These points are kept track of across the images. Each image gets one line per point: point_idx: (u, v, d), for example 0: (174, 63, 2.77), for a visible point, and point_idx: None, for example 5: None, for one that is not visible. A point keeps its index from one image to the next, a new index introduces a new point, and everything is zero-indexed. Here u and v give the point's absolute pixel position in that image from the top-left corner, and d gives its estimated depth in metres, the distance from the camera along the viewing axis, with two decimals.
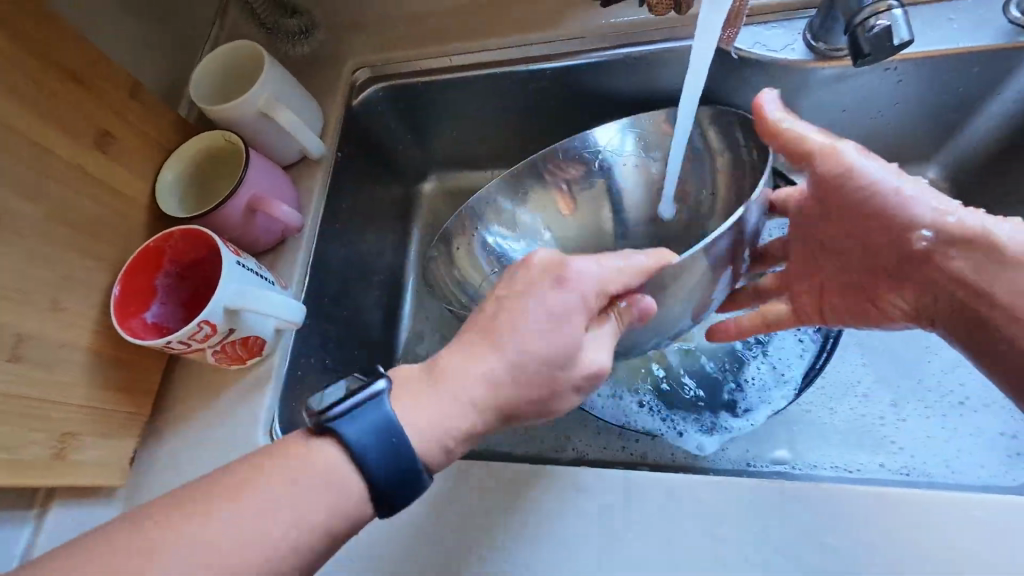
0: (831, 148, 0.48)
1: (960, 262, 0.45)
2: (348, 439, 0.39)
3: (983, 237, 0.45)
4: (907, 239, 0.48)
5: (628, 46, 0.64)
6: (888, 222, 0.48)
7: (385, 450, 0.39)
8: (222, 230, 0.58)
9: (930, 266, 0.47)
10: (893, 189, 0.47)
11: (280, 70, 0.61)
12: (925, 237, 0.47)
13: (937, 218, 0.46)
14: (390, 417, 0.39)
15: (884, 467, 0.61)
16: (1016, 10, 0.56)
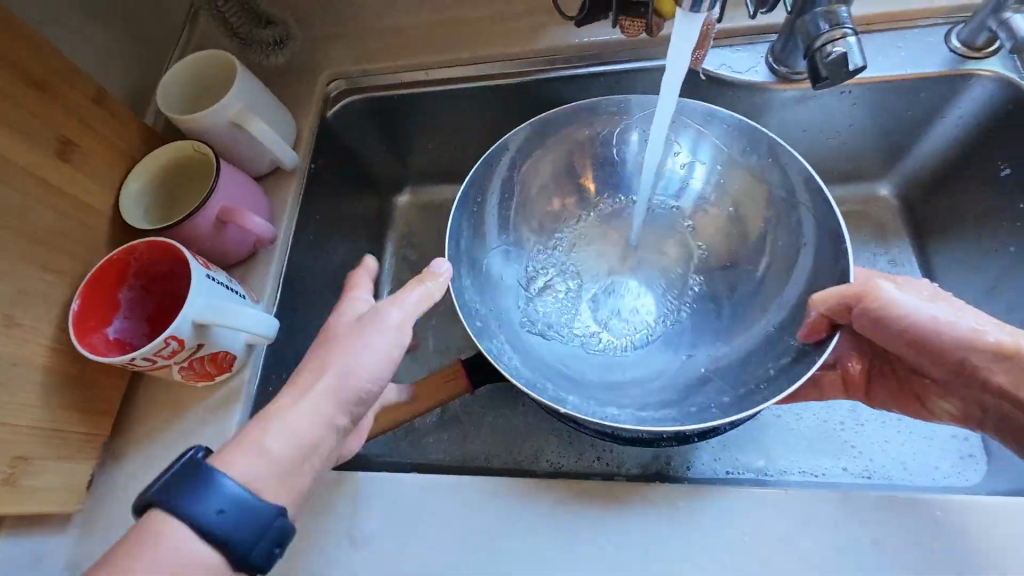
0: (867, 296, 0.48)
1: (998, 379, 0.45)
2: (191, 519, 0.35)
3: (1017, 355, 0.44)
4: (949, 358, 0.47)
5: (602, 67, 0.66)
6: (932, 345, 0.48)
7: (234, 510, 0.36)
8: (190, 243, 0.56)
9: (971, 381, 0.47)
10: (925, 316, 0.47)
11: (253, 80, 0.60)
12: (963, 357, 0.46)
13: (971, 338, 0.46)
14: (228, 479, 0.37)
15: (846, 471, 0.64)
16: (956, 40, 0.61)
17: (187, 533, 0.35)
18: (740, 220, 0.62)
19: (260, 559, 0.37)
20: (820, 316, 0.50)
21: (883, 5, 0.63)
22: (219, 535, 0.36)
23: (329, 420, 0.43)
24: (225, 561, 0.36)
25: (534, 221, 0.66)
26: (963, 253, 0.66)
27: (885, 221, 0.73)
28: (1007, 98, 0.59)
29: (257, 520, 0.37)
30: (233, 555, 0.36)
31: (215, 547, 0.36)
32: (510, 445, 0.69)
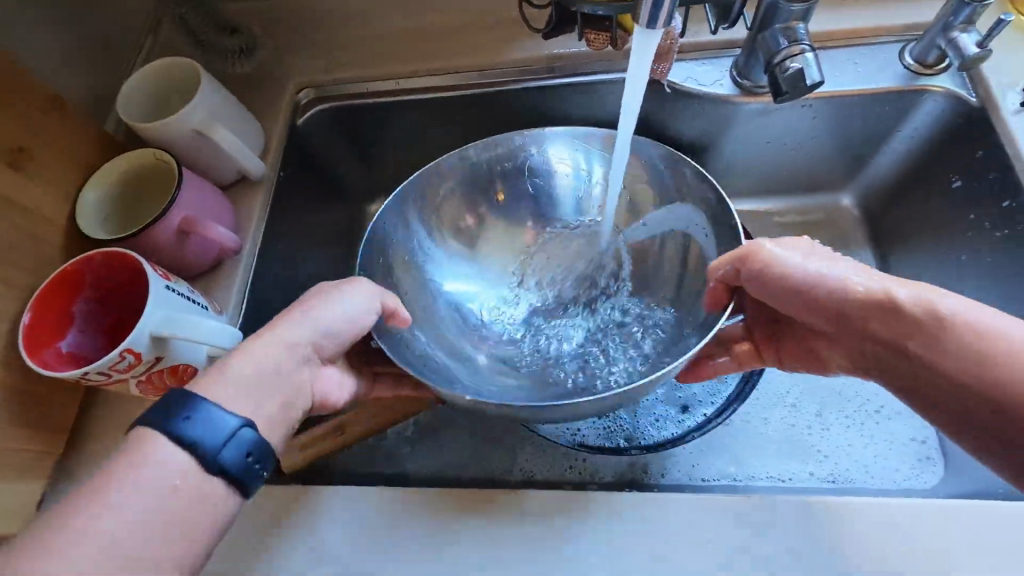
0: (751, 253, 0.48)
1: (871, 326, 0.43)
2: (166, 425, 0.38)
3: (889, 303, 0.42)
4: (827, 312, 0.45)
5: (570, 79, 0.67)
6: (817, 299, 0.45)
7: (206, 419, 0.38)
8: (150, 254, 0.55)
9: (853, 334, 0.45)
10: (807, 272, 0.46)
11: (218, 89, 0.59)
12: (839, 309, 0.44)
13: (842, 287, 0.44)
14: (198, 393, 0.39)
15: (812, 475, 0.65)
16: (909, 57, 0.63)
17: (162, 443, 0.37)
18: (635, 225, 0.67)
19: (232, 464, 0.38)
20: (717, 276, 0.52)
21: (840, 23, 0.65)
22: (191, 440, 0.38)
23: (295, 348, 0.46)
24: (196, 469, 0.37)
25: (449, 235, 0.67)
26: (917, 262, 0.68)
27: (846, 232, 0.75)
28: (956, 113, 0.62)
29: (226, 432, 0.39)
30: (205, 460, 0.38)
31: (188, 452, 0.37)
32: (484, 455, 0.69)
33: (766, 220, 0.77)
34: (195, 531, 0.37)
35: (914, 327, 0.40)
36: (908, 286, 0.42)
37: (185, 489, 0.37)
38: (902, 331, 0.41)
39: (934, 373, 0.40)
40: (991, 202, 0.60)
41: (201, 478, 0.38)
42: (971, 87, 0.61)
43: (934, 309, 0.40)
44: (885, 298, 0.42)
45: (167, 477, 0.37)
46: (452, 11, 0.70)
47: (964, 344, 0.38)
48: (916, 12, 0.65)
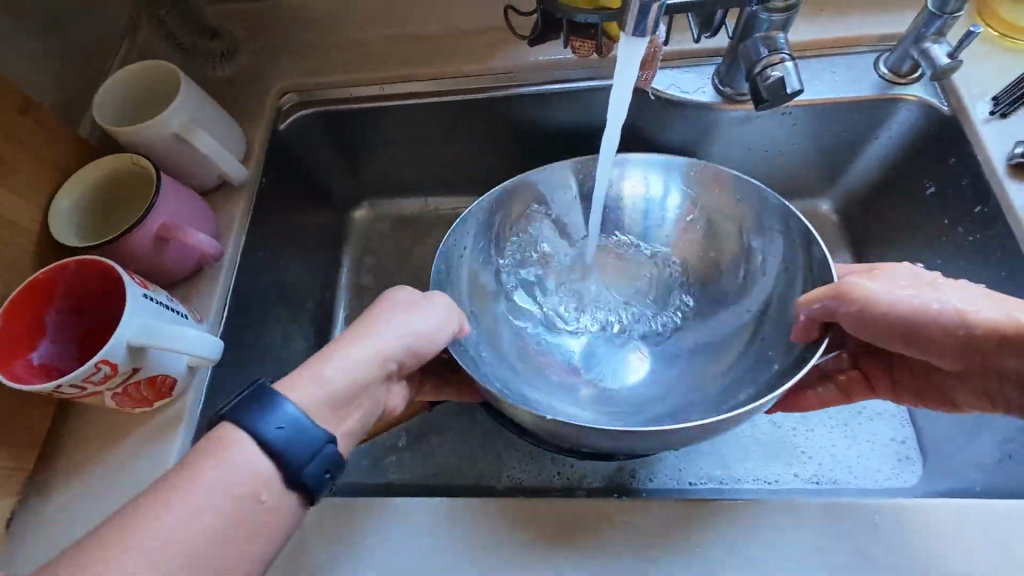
0: (842, 293, 0.48)
1: (1016, 355, 0.44)
2: (261, 430, 0.37)
3: (1022, 329, 0.43)
4: (951, 345, 0.46)
5: (558, 85, 0.67)
6: (920, 332, 0.46)
7: (297, 430, 0.37)
8: (127, 261, 0.53)
9: (987, 362, 0.46)
10: (906, 303, 0.46)
11: (198, 93, 0.58)
12: (966, 341, 0.45)
13: (959, 321, 0.45)
14: (290, 402, 0.38)
15: (797, 477, 0.66)
16: (883, 67, 0.65)
17: (249, 446, 0.36)
18: (717, 246, 0.64)
19: (312, 479, 0.38)
20: (812, 318, 0.51)
21: (817, 34, 0.67)
22: (278, 447, 0.37)
23: (380, 364, 0.43)
24: (279, 477, 0.37)
25: (521, 254, 0.66)
26: None
27: (827, 237, 0.76)
28: (929, 121, 0.64)
29: (312, 442, 0.38)
30: (291, 471, 0.37)
31: (273, 460, 0.37)
32: (472, 464, 0.69)
33: None
34: (267, 534, 0.36)
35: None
36: None
37: (262, 498, 0.36)
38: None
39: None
40: (964, 208, 0.60)
41: (281, 488, 0.37)
42: (943, 96, 0.62)
43: None
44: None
45: (248, 482, 0.36)
46: (435, 16, 0.70)
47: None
48: (890, 23, 0.67)
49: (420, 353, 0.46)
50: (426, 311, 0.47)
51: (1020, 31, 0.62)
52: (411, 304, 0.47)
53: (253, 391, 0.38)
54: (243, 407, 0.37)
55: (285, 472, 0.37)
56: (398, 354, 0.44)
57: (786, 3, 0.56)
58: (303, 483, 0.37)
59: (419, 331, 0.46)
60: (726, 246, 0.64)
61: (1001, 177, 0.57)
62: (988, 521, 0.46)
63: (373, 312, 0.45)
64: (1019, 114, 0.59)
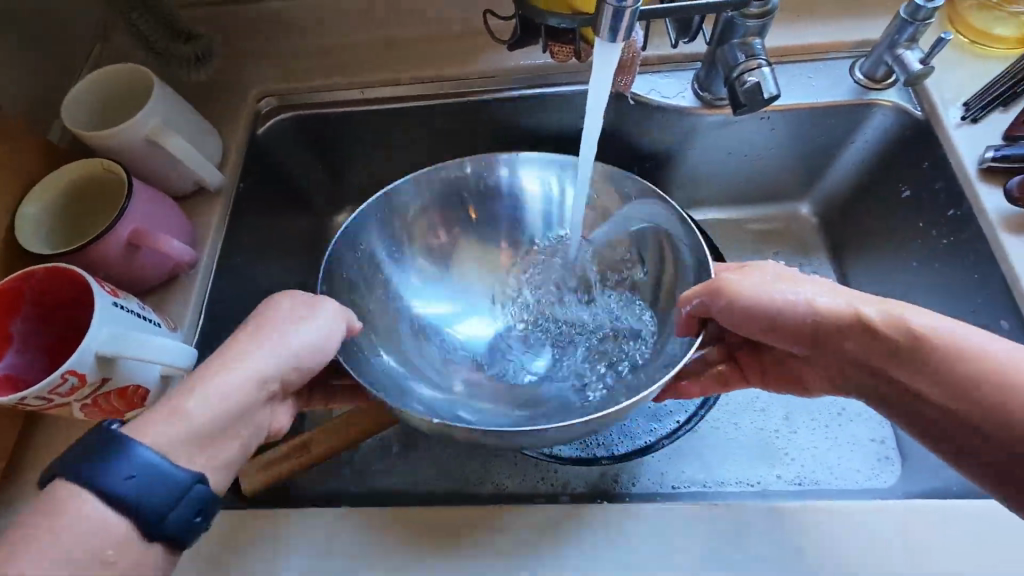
0: (721, 288, 0.48)
1: (847, 344, 0.45)
2: (103, 485, 0.35)
3: (857, 321, 0.44)
4: (801, 334, 0.47)
5: (540, 89, 0.67)
6: (778, 322, 0.47)
7: (146, 482, 0.36)
8: (97, 268, 0.52)
9: (832, 354, 0.46)
10: (766, 295, 0.47)
11: (172, 97, 0.57)
12: (815, 330, 0.46)
13: (809, 313, 0.46)
14: (142, 448, 0.37)
15: (779, 478, 0.66)
16: (859, 72, 0.66)
17: (93, 501, 0.35)
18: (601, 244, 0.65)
19: (177, 527, 0.37)
20: (692, 313, 0.51)
21: (793, 40, 0.68)
22: (127, 500, 0.36)
23: (256, 384, 0.43)
24: (133, 530, 0.36)
25: (427, 253, 0.66)
26: (874, 270, 0.70)
27: (808, 240, 0.77)
28: (903, 125, 0.65)
29: (172, 490, 0.37)
30: (148, 523, 0.36)
31: (123, 513, 0.36)
32: (457, 472, 0.69)
33: (731, 230, 0.79)
34: None
35: (901, 350, 0.43)
36: (877, 306, 0.44)
37: (113, 551, 0.35)
38: (891, 355, 0.43)
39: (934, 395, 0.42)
40: (938, 212, 0.61)
41: (140, 540, 0.36)
42: (917, 101, 0.64)
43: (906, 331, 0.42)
44: (859, 319, 0.44)
45: (97, 539, 0.35)
46: (415, 20, 0.70)
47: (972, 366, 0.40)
48: (865, 29, 0.68)
49: (297, 367, 0.46)
50: (304, 321, 0.47)
51: (991, 37, 0.63)
52: (287, 317, 0.47)
53: (96, 440, 0.37)
54: (82, 458, 0.36)
55: (139, 526, 0.36)
56: (273, 371, 0.44)
57: (761, 10, 0.56)
58: (165, 533, 0.37)
59: (296, 345, 0.45)
60: (618, 245, 0.64)
61: (973, 180, 0.57)
62: (962, 523, 0.46)
63: (243, 332, 0.45)
64: (989, 119, 0.60)
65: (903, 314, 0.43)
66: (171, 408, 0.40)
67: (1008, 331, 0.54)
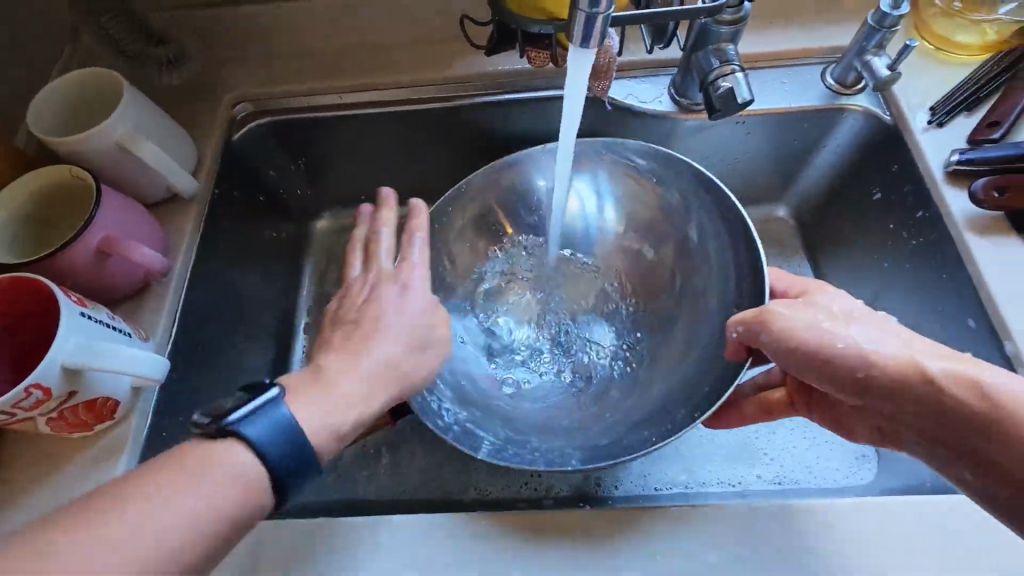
0: (766, 321, 0.46)
1: (905, 401, 0.40)
2: (250, 433, 0.39)
3: (916, 371, 0.40)
4: (850, 384, 0.42)
5: (518, 94, 0.67)
6: (829, 365, 0.42)
7: (280, 436, 0.39)
8: (64, 277, 0.51)
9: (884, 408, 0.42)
10: (823, 335, 0.43)
11: (143, 101, 0.56)
12: (866, 382, 0.41)
13: (863, 362, 0.41)
14: (282, 406, 0.40)
15: (760, 478, 0.67)
16: (829, 78, 0.67)
17: (235, 446, 0.38)
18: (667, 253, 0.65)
19: (289, 483, 0.39)
20: (737, 340, 0.49)
21: (764, 46, 0.69)
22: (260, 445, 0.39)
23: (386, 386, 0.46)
24: (261, 475, 0.38)
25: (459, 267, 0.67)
26: (848, 271, 0.71)
27: (784, 242, 0.79)
28: (873, 129, 0.66)
29: (298, 447, 0.40)
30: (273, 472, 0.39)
31: (259, 459, 0.39)
32: (440, 478, 0.69)
33: None
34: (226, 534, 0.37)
35: (965, 416, 0.38)
36: (940, 359, 0.40)
37: (246, 487, 0.38)
38: (953, 419, 0.39)
39: (993, 462, 0.37)
40: (908, 213, 0.63)
41: (263, 483, 0.38)
42: (885, 106, 0.65)
43: (967, 387, 0.39)
44: (920, 373, 0.40)
45: (209, 487, 0.36)
46: (392, 26, 0.70)
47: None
48: (834, 36, 0.69)
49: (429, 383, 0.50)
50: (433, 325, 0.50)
51: (954, 44, 0.65)
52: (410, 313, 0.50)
53: (249, 393, 0.41)
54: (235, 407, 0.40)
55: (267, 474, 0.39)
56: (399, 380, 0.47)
57: (734, 17, 0.57)
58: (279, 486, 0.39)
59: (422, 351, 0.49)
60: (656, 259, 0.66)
61: (938, 183, 0.59)
62: (932, 516, 0.47)
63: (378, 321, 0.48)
64: (954, 123, 0.61)
65: (977, 375, 0.39)
66: (324, 386, 0.43)
67: (974, 330, 0.55)
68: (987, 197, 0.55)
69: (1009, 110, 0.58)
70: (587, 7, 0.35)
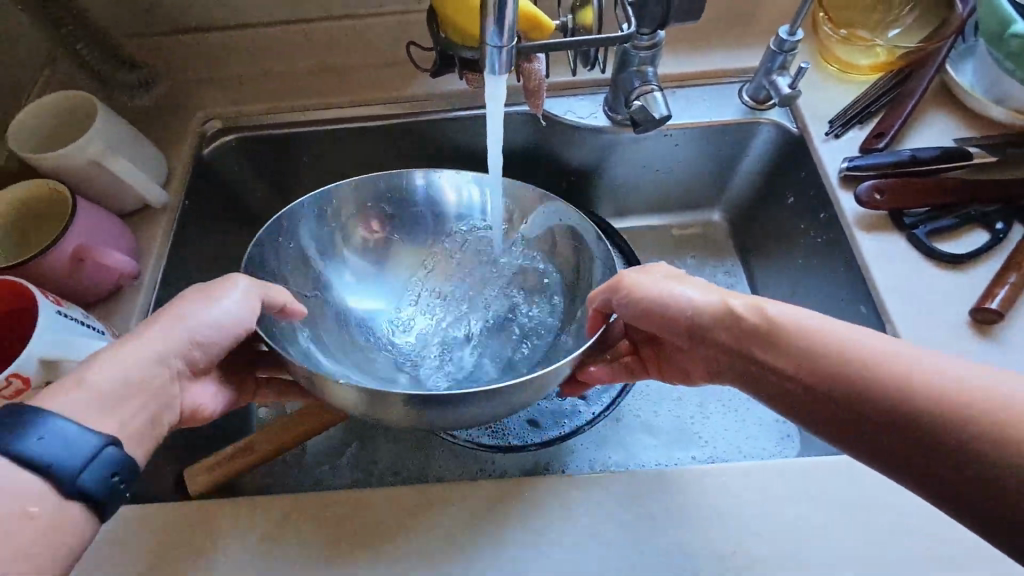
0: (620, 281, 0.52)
1: (719, 340, 0.47)
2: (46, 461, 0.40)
3: (726, 311, 0.47)
4: (679, 329, 0.49)
5: (465, 114, 0.74)
6: (658, 313, 0.50)
7: (72, 451, 0.41)
8: (44, 281, 0.56)
9: (706, 347, 0.48)
10: (652, 290, 0.50)
11: (115, 123, 0.62)
12: (690, 325, 0.48)
13: (686, 307, 0.48)
14: (60, 422, 0.41)
15: (695, 458, 0.73)
16: (745, 95, 0.75)
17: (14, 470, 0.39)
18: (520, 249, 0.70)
19: (92, 485, 0.41)
20: (595, 306, 0.56)
21: (689, 67, 0.77)
22: (47, 463, 0.40)
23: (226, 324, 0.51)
24: (52, 489, 0.40)
25: (349, 254, 0.69)
26: (773, 267, 0.78)
27: (722, 245, 0.85)
28: (784, 140, 0.74)
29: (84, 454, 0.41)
30: (60, 480, 0.40)
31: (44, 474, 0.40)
32: (406, 465, 0.74)
33: (651, 235, 0.87)
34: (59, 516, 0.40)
35: (761, 339, 0.44)
36: (744, 298, 0.47)
37: (33, 508, 0.39)
38: (755, 345, 0.45)
39: (781, 371, 0.43)
40: (814, 215, 0.70)
41: (58, 498, 0.40)
42: (793, 120, 0.73)
43: (761, 317, 0.45)
44: (726, 311, 0.47)
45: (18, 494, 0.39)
46: (353, 49, 0.76)
47: (836, 357, 0.41)
48: (750, 58, 0.77)
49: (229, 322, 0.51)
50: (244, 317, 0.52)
51: (851, 65, 0.73)
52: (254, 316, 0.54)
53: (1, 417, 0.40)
54: None
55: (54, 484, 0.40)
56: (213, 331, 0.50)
57: (650, 43, 0.64)
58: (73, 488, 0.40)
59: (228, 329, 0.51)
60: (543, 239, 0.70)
61: (835, 188, 0.66)
62: (833, 475, 0.53)
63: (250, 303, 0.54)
64: (850, 134, 0.69)
65: (764, 305, 0.45)
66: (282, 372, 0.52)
67: (866, 314, 0.62)
68: (870, 199, 0.62)
69: (893, 122, 0.66)
70: (493, 40, 0.42)
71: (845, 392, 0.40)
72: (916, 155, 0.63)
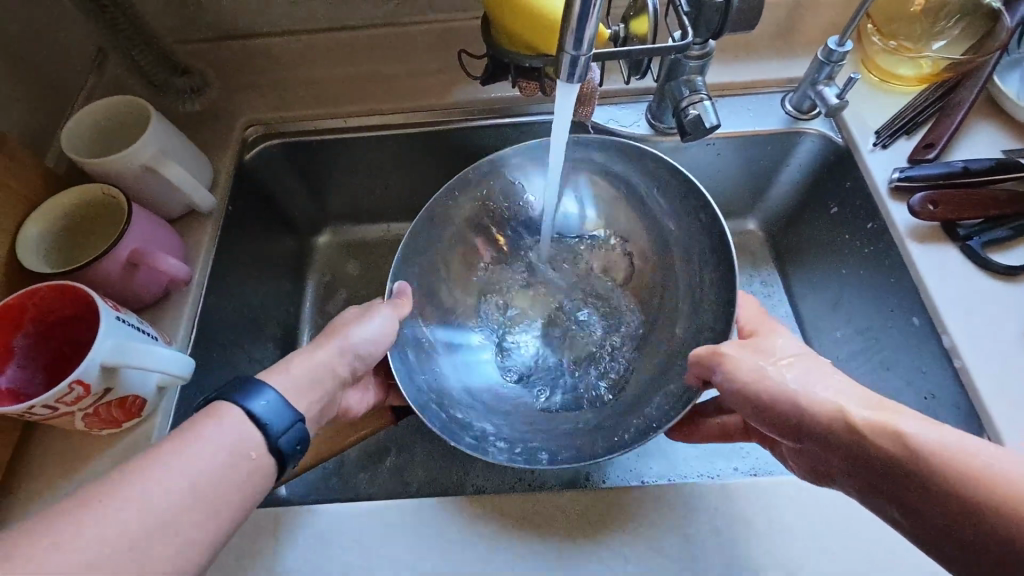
0: (721, 362, 0.50)
1: (834, 450, 0.42)
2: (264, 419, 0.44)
3: (844, 420, 0.42)
4: (785, 428, 0.45)
5: (503, 121, 0.74)
6: (767, 409, 0.46)
7: (281, 414, 0.45)
8: (97, 286, 0.55)
9: (820, 455, 0.44)
10: (756, 379, 0.47)
11: (167, 128, 0.61)
12: (799, 428, 0.44)
13: (796, 409, 0.44)
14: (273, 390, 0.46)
15: (738, 470, 0.73)
16: (789, 104, 0.75)
17: (235, 421, 0.43)
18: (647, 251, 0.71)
19: (287, 449, 0.44)
20: (697, 373, 0.53)
21: (733, 77, 0.77)
22: (264, 422, 0.44)
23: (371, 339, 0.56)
24: (262, 443, 0.43)
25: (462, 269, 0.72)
26: (813, 276, 0.78)
27: (757, 254, 0.86)
28: (828, 150, 0.74)
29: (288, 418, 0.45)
30: (269, 439, 0.44)
31: (258, 428, 0.43)
32: (445, 473, 0.73)
33: None
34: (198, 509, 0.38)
35: (885, 462, 0.39)
36: (870, 410, 0.42)
37: (252, 452, 0.42)
38: (883, 469, 0.39)
39: (923, 512, 0.38)
40: (859, 224, 0.70)
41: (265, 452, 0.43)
42: (838, 130, 0.73)
43: (889, 437, 0.39)
44: (844, 422, 0.42)
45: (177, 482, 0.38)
46: (399, 56, 0.76)
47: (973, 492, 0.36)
48: (794, 68, 0.77)
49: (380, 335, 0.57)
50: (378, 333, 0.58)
51: (895, 76, 0.73)
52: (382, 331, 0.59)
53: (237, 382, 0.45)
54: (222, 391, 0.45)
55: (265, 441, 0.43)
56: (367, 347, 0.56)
57: (701, 52, 0.64)
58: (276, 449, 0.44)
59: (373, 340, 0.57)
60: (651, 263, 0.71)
61: (883, 198, 0.66)
62: None
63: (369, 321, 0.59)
64: (896, 144, 0.69)
65: (895, 424, 0.40)
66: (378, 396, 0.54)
67: (918, 326, 0.62)
68: (923, 210, 0.62)
69: (942, 133, 0.66)
70: (572, 50, 0.42)
71: (993, 537, 0.35)
72: (968, 168, 0.63)
